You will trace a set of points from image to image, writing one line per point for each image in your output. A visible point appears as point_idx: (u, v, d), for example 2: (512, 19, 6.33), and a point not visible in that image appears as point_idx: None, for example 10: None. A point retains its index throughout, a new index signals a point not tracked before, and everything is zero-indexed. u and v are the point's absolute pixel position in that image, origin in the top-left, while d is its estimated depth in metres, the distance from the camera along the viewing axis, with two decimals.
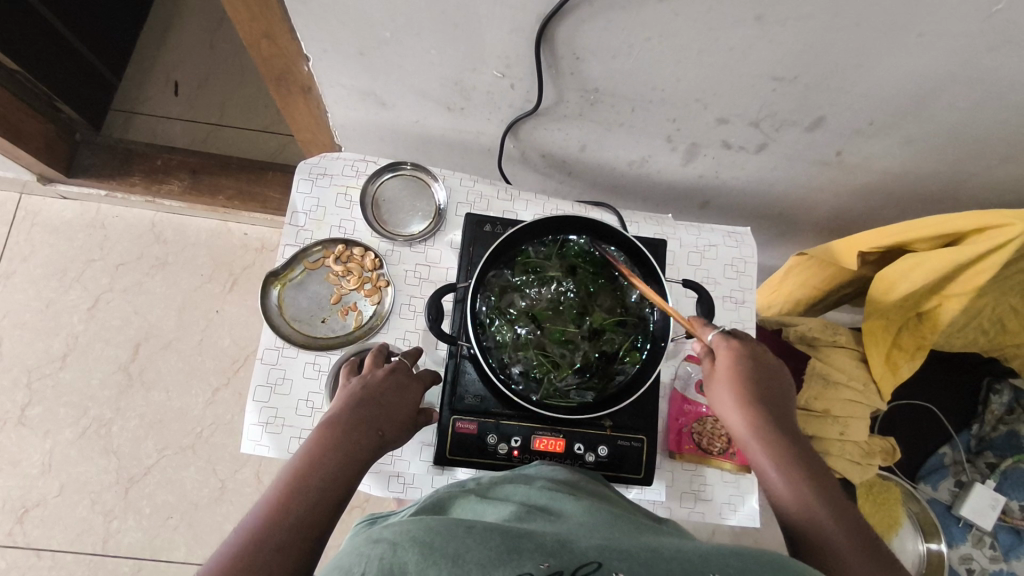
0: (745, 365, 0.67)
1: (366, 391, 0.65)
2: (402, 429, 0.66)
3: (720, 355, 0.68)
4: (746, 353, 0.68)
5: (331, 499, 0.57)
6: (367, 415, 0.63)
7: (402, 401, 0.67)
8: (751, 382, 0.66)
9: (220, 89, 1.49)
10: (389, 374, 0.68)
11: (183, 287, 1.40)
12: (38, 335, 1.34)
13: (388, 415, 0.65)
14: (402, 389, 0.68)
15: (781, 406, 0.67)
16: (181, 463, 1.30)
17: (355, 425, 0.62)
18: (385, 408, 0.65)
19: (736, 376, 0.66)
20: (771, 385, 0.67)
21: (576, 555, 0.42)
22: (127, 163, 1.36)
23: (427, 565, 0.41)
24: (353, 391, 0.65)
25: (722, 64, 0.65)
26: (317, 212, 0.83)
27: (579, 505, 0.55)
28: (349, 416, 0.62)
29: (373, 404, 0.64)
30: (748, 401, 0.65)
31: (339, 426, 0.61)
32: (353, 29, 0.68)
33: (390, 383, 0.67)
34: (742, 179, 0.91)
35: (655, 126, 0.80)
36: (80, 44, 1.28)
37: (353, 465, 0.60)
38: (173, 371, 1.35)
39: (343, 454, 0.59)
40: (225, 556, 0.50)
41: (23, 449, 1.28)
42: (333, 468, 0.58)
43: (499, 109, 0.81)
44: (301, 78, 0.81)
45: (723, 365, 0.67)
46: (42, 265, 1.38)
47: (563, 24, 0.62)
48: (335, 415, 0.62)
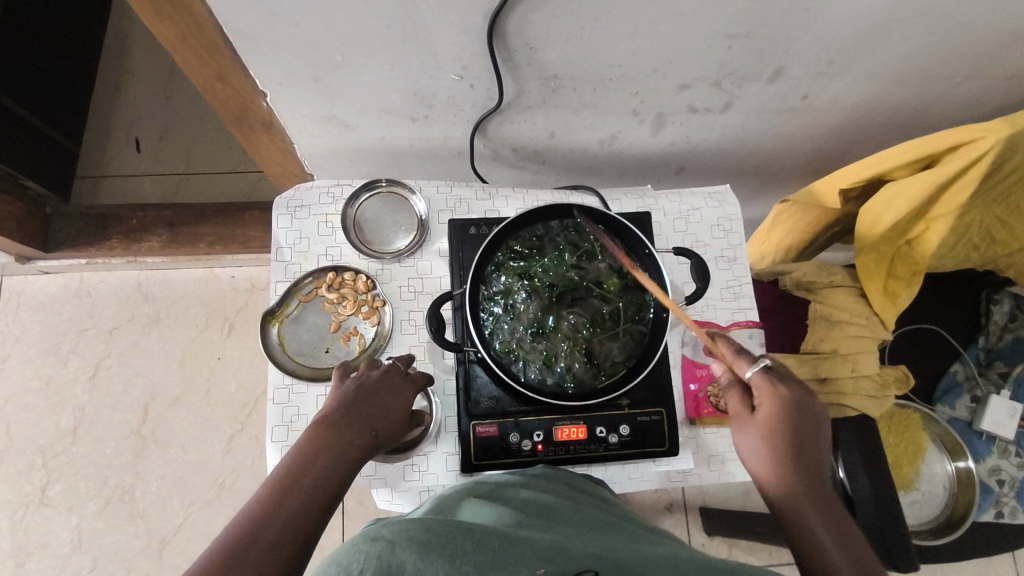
0: (782, 413, 0.63)
1: (360, 391, 0.64)
2: (396, 429, 0.65)
3: (761, 403, 0.64)
4: (789, 403, 0.63)
5: (326, 495, 0.54)
6: (359, 415, 0.62)
7: (396, 402, 0.66)
8: (785, 426, 0.62)
9: (182, 137, 1.48)
10: (384, 375, 0.67)
11: (180, 341, 1.39)
12: (44, 414, 1.33)
13: (382, 413, 0.64)
14: (397, 390, 0.67)
15: (811, 450, 0.62)
16: (209, 515, 1.30)
17: (349, 423, 0.60)
18: (379, 409, 0.64)
19: (769, 420, 0.63)
20: (810, 429, 0.63)
21: (571, 567, 0.40)
22: (103, 227, 1.36)
23: (425, 565, 0.38)
24: (346, 394, 0.63)
25: (675, 30, 0.65)
26: (301, 244, 0.83)
27: (576, 515, 0.53)
28: (343, 413, 0.61)
29: (367, 404, 0.63)
30: (776, 445, 0.61)
31: (333, 422, 0.59)
32: (306, 59, 0.68)
33: (383, 383, 0.66)
34: (714, 140, 0.92)
35: (619, 102, 0.80)
36: (36, 119, 1.27)
37: (348, 461, 0.58)
38: (186, 427, 1.35)
39: (337, 451, 0.57)
40: (210, 557, 0.47)
41: (50, 528, 1.27)
42: (329, 464, 0.56)
43: (464, 112, 0.81)
44: (261, 114, 0.80)
45: (759, 402, 0.64)
46: (36, 343, 1.37)
47: (511, 18, 0.62)
48: (327, 414, 0.61)
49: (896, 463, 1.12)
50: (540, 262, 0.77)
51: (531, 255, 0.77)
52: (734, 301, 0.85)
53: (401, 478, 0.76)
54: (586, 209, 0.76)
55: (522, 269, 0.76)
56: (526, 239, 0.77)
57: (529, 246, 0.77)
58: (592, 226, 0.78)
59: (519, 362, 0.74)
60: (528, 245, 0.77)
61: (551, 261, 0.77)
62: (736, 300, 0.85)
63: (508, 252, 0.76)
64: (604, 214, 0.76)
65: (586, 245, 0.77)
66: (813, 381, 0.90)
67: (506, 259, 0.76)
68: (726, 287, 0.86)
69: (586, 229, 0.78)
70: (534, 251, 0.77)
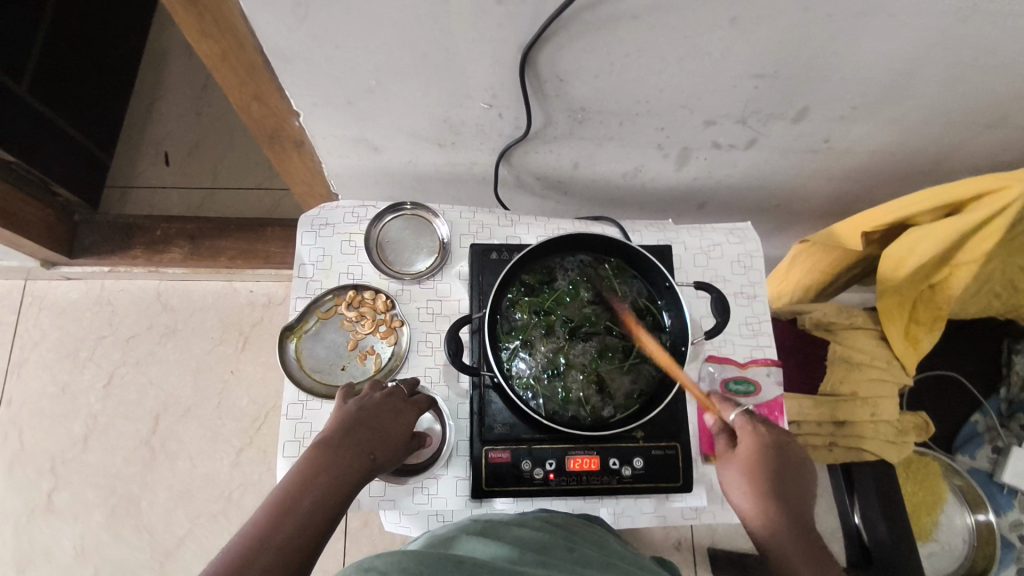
0: (761, 450, 0.67)
1: (361, 413, 0.64)
2: (396, 453, 0.64)
3: (742, 438, 0.69)
4: (768, 441, 0.68)
5: (324, 519, 0.54)
6: (359, 438, 0.61)
7: (396, 425, 0.65)
8: (767, 464, 0.67)
9: (210, 153, 1.52)
10: (386, 398, 0.67)
11: (195, 352, 1.40)
12: (57, 419, 1.34)
13: (382, 436, 0.63)
14: (399, 412, 0.67)
15: (793, 487, 0.66)
16: (213, 529, 1.29)
17: (349, 445, 0.60)
18: (381, 432, 0.63)
19: (750, 457, 0.67)
20: (790, 467, 0.67)
21: None
22: (128, 237, 1.38)
23: None
24: (348, 415, 0.63)
25: (704, 68, 0.66)
26: (323, 262, 0.84)
27: (574, 553, 0.54)
28: (342, 436, 0.60)
29: (367, 426, 0.63)
30: (758, 481, 0.66)
31: (332, 445, 0.59)
32: (343, 82, 0.70)
33: (384, 405, 0.66)
34: (736, 177, 0.92)
35: (644, 136, 0.81)
36: (72, 130, 1.31)
37: (346, 485, 0.57)
38: (195, 439, 1.35)
39: (336, 474, 0.57)
40: None
41: (53, 535, 1.27)
42: (326, 489, 0.55)
43: (490, 139, 0.82)
44: (294, 134, 0.82)
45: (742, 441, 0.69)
46: (54, 348, 1.39)
47: (544, 50, 0.63)
48: (327, 436, 0.60)
49: (913, 512, 1.09)
50: (557, 291, 0.77)
51: (547, 284, 0.77)
52: (753, 338, 0.85)
53: (410, 501, 0.75)
54: (606, 239, 0.76)
55: (539, 297, 0.76)
56: (543, 269, 0.78)
57: (545, 276, 0.77)
58: (610, 257, 0.78)
59: (535, 389, 0.73)
60: (544, 274, 0.78)
61: (567, 290, 0.77)
62: (754, 337, 0.84)
63: (526, 280, 0.77)
64: (623, 246, 0.76)
65: (604, 276, 0.78)
66: (831, 424, 0.89)
67: (523, 287, 0.76)
68: (745, 323, 0.85)
69: (605, 259, 0.78)
70: (548, 285, 0.77)
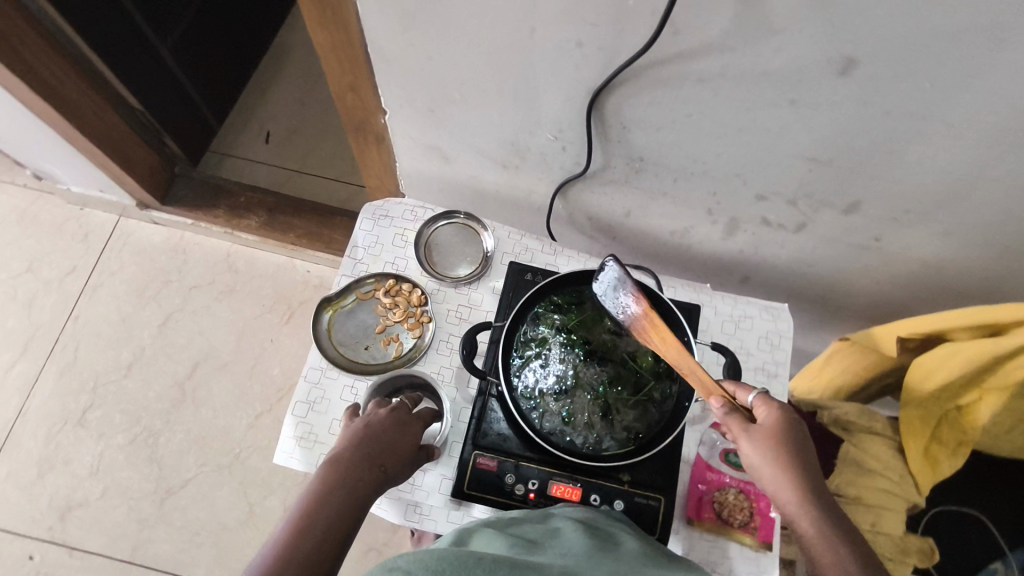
0: (786, 425, 0.63)
1: (369, 430, 0.66)
2: (405, 465, 0.67)
3: (763, 413, 0.65)
4: (790, 416, 0.64)
5: (339, 536, 0.57)
6: (368, 454, 0.64)
7: (403, 439, 0.68)
8: (794, 442, 0.62)
9: (305, 140, 1.65)
10: (391, 412, 0.69)
11: (245, 314, 1.50)
12: (110, 344, 1.46)
13: (391, 450, 0.66)
14: (404, 426, 0.69)
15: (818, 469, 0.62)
16: (216, 481, 1.35)
17: (358, 462, 0.63)
18: (388, 449, 0.66)
19: (776, 434, 0.62)
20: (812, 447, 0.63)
21: None
22: (215, 197, 1.52)
23: None
24: (355, 433, 0.66)
25: (761, 142, 0.70)
26: (374, 248, 0.91)
27: (588, 545, 0.56)
28: (352, 454, 0.63)
29: (375, 442, 0.65)
30: (793, 463, 0.61)
31: (342, 463, 0.62)
32: (430, 90, 0.77)
33: (391, 421, 0.68)
34: (782, 258, 0.94)
35: (696, 197, 0.84)
36: (193, 92, 1.47)
37: (357, 500, 0.60)
38: (223, 393, 1.43)
39: (346, 491, 0.60)
40: None
41: (77, 449, 1.37)
42: (339, 505, 0.59)
43: (551, 171, 0.87)
44: (377, 129, 0.90)
45: (764, 421, 0.64)
46: (126, 281, 1.52)
47: (612, 96, 0.68)
48: (338, 455, 0.63)
49: None
50: (580, 319, 0.80)
51: (572, 311, 0.81)
52: None
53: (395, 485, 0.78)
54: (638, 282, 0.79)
55: (561, 321, 0.80)
56: (572, 297, 0.81)
57: (573, 303, 0.81)
58: None
59: (535, 407, 0.76)
60: (572, 301, 0.81)
61: (590, 321, 0.80)
62: None
63: (553, 303, 0.81)
64: (653, 293, 0.79)
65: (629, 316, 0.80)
66: None
67: (549, 309, 0.80)
68: None
69: None
70: (576, 307, 0.80)
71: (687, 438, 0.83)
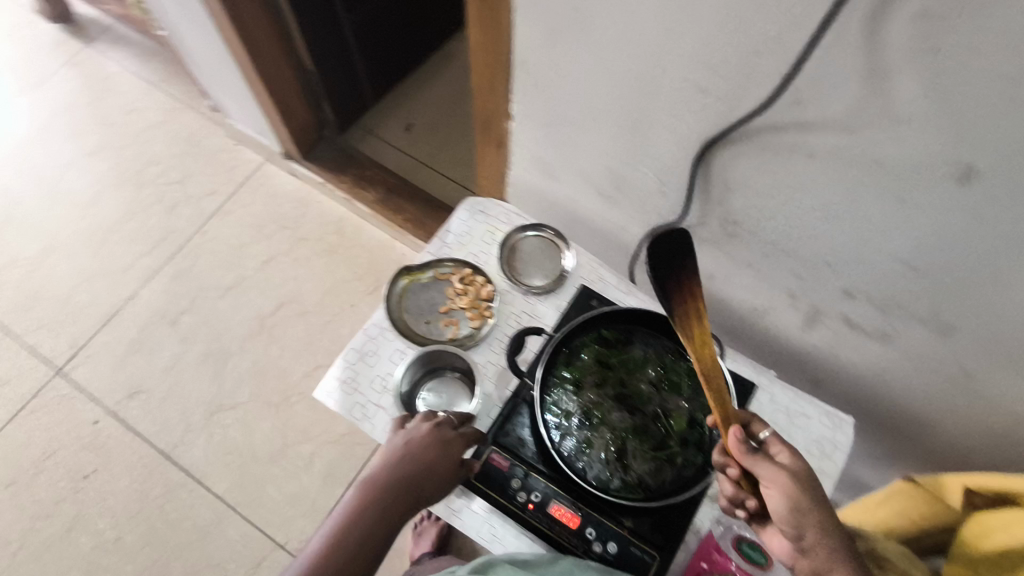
0: (803, 470, 0.62)
1: (407, 450, 0.71)
2: (443, 484, 0.72)
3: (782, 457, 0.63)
4: (802, 460, 0.63)
5: (371, 551, 0.66)
6: (404, 476, 0.69)
7: (441, 460, 0.71)
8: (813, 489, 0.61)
9: (439, 139, 1.78)
10: (432, 433, 0.73)
11: (336, 274, 1.62)
12: (219, 264, 1.62)
13: (428, 472, 0.70)
14: (445, 445, 0.72)
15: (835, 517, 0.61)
16: (262, 414, 1.46)
17: (393, 483, 0.69)
18: (426, 468, 0.70)
19: (800, 481, 0.60)
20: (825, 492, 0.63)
21: None
22: (346, 166, 1.66)
23: None
24: (396, 452, 0.71)
25: (859, 235, 0.68)
26: (464, 237, 0.97)
27: None
28: (388, 475, 0.69)
29: (412, 464, 0.70)
30: (817, 514, 0.59)
31: (378, 485, 0.69)
32: (556, 106, 0.82)
33: (430, 442, 0.72)
34: (859, 367, 0.89)
35: (782, 278, 0.83)
36: (359, 71, 1.63)
37: (388, 520, 0.68)
38: (294, 338, 1.54)
39: (378, 512, 0.68)
40: None
41: (162, 345, 1.53)
42: (372, 524, 0.67)
43: (647, 213, 0.89)
44: (500, 133, 0.97)
45: (787, 460, 0.62)
46: (250, 215, 1.69)
47: (722, 152, 0.70)
48: (376, 475, 0.70)
49: None
50: (626, 356, 0.80)
51: (621, 346, 0.81)
52: None
53: None
54: None
55: (608, 352, 0.80)
56: (625, 333, 0.82)
57: (623, 339, 0.81)
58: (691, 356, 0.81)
59: (558, 424, 0.77)
60: (624, 337, 0.82)
61: (636, 361, 0.80)
62: None
63: (606, 333, 0.82)
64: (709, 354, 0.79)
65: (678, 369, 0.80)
66: None
67: (600, 337, 0.81)
68: None
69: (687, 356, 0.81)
70: (621, 342, 0.81)
71: (701, 510, 0.79)
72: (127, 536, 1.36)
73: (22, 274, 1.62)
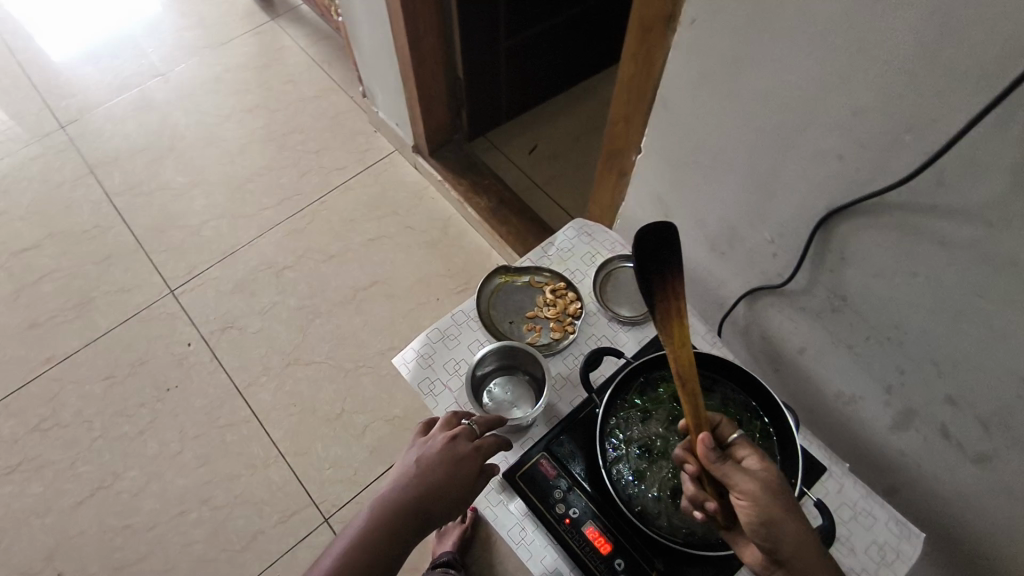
0: (772, 476, 0.59)
1: (421, 465, 0.72)
2: (457, 500, 0.72)
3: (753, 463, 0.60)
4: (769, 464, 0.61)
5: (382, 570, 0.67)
6: (417, 495, 0.70)
7: (455, 475, 0.72)
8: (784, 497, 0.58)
9: (559, 167, 1.84)
10: (446, 447, 0.74)
11: (431, 267, 1.69)
12: (331, 232, 1.74)
13: (441, 490, 0.71)
14: (460, 460, 0.73)
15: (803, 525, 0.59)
16: (331, 377, 1.54)
17: (405, 502, 0.70)
18: (437, 485, 0.71)
19: (770, 489, 0.58)
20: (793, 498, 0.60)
21: None
22: (466, 171, 1.75)
23: None
24: (410, 466, 0.73)
25: (978, 340, 0.64)
26: (566, 253, 1.01)
27: None
28: (400, 494, 0.70)
29: (425, 481, 0.71)
30: (790, 524, 0.57)
31: (390, 503, 0.70)
32: (686, 147, 0.85)
33: (443, 456, 0.73)
34: (943, 487, 0.82)
35: (880, 368, 0.80)
36: (501, 87, 1.73)
37: (399, 538, 0.69)
38: (379, 315, 1.62)
39: (389, 531, 0.68)
40: None
41: (263, 291, 1.66)
42: (382, 543, 0.68)
43: (752, 271, 0.89)
44: (624, 163, 1.00)
45: (757, 466, 0.60)
46: (369, 195, 1.81)
47: (845, 223, 0.70)
48: (389, 493, 0.71)
49: None
50: None
51: None
52: None
53: None
54: (779, 404, 0.79)
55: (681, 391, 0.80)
56: None
57: None
58: (767, 420, 0.80)
59: (615, 448, 0.77)
60: None
61: None
62: None
63: None
64: (786, 423, 0.78)
65: (751, 428, 0.80)
66: None
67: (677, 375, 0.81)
68: None
69: (762, 419, 0.81)
70: None
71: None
72: (186, 453, 1.47)
73: (166, 199, 1.81)
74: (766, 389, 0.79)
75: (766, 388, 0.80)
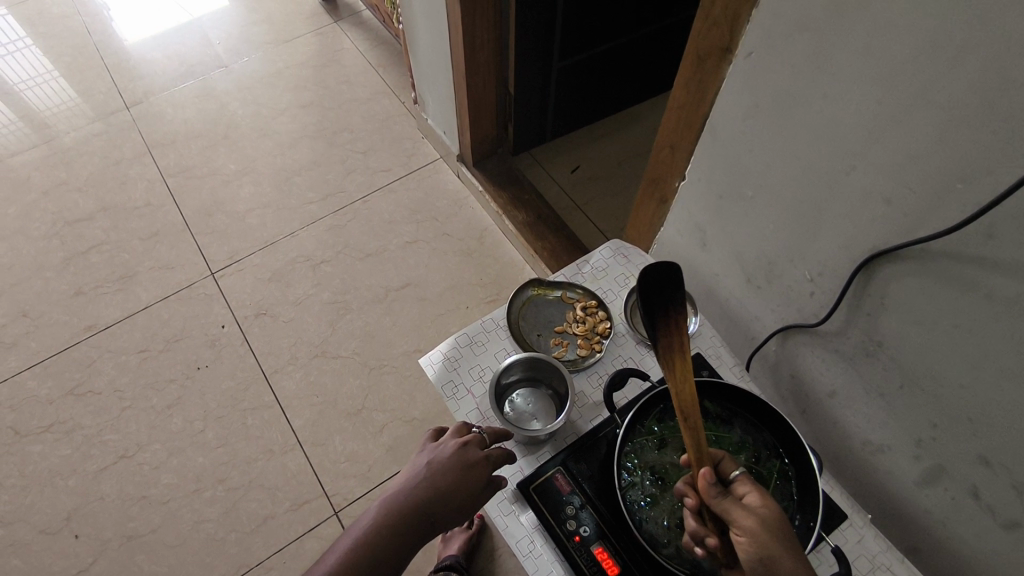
0: (771, 514, 0.58)
1: (431, 469, 0.73)
2: (465, 505, 0.72)
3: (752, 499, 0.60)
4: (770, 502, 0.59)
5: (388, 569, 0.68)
6: (424, 497, 0.71)
7: (464, 480, 0.73)
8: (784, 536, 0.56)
9: (600, 189, 1.84)
10: (457, 452, 0.75)
11: (463, 275, 1.71)
12: (369, 231, 1.78)
13: (448, 494, 0.72)
14: (469, 466, 0.74)
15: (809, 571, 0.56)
16: (355, 373, 1.56)
17: (412, 503, 0.71)
18: (446, 490, 0.72)
19: (767, 525, 0.57)
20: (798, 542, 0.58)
21: None
22: (507, 183, 1.77)
23: None
24: (420, 470, 0.74)
25: (1018, 399, 0.62)
26: (600, 272, 1.01)
27: None
28: (408, 495, 0.71)
29: (434, 484, 0.72)
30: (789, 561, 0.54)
31: (398, 504, 0.71)
32: (731, 177, 0.85)
33: (453, 462, 0.73)
34: (970, 551, 0.79)
35: (912, 419, 0.78)
36: (549, 106, 1.75)
37: (407, 539, 0.69)
38: (408, 318, 1.64)
39: (397, 531, 0.69)
40: None
41: (299, 282, 1.70)
42: (389, 542, 0.69)
43: (788, 307, 0.88)
44: (666, 189, 1.01)
45: (757, 503, 0.59)
46: (410, 199, 1.84)
47: (888, 266, 0.69)
48: (397, 494, 0.72)
49: None
50: None
51: None
52: None
53: None
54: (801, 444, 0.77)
55: None
56: None
57: None
58: (788, 459, 0.79)
59: (632, 470, 0.77)
60: None
61: None
62: None
63: None
64: (808, 463, 0.76)
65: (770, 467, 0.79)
66: None
67: None
68: None
69: (783, 458, 0.79)
70: None
71: None
72: (208, 432, 1.50)
73: (216, 185, 1.87)
74: (790, 427, 0.78)
75: (789, 426, 0.78)
